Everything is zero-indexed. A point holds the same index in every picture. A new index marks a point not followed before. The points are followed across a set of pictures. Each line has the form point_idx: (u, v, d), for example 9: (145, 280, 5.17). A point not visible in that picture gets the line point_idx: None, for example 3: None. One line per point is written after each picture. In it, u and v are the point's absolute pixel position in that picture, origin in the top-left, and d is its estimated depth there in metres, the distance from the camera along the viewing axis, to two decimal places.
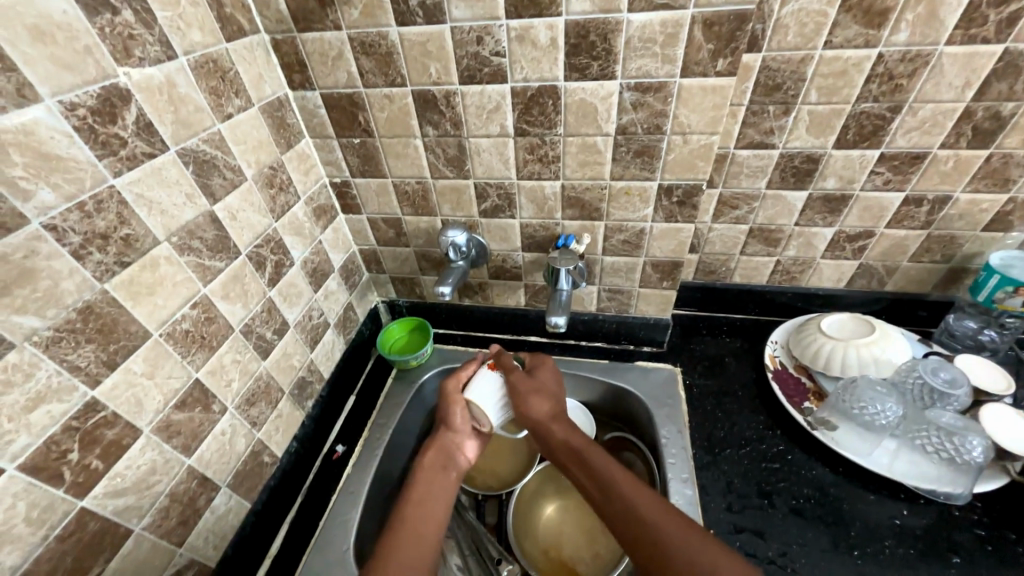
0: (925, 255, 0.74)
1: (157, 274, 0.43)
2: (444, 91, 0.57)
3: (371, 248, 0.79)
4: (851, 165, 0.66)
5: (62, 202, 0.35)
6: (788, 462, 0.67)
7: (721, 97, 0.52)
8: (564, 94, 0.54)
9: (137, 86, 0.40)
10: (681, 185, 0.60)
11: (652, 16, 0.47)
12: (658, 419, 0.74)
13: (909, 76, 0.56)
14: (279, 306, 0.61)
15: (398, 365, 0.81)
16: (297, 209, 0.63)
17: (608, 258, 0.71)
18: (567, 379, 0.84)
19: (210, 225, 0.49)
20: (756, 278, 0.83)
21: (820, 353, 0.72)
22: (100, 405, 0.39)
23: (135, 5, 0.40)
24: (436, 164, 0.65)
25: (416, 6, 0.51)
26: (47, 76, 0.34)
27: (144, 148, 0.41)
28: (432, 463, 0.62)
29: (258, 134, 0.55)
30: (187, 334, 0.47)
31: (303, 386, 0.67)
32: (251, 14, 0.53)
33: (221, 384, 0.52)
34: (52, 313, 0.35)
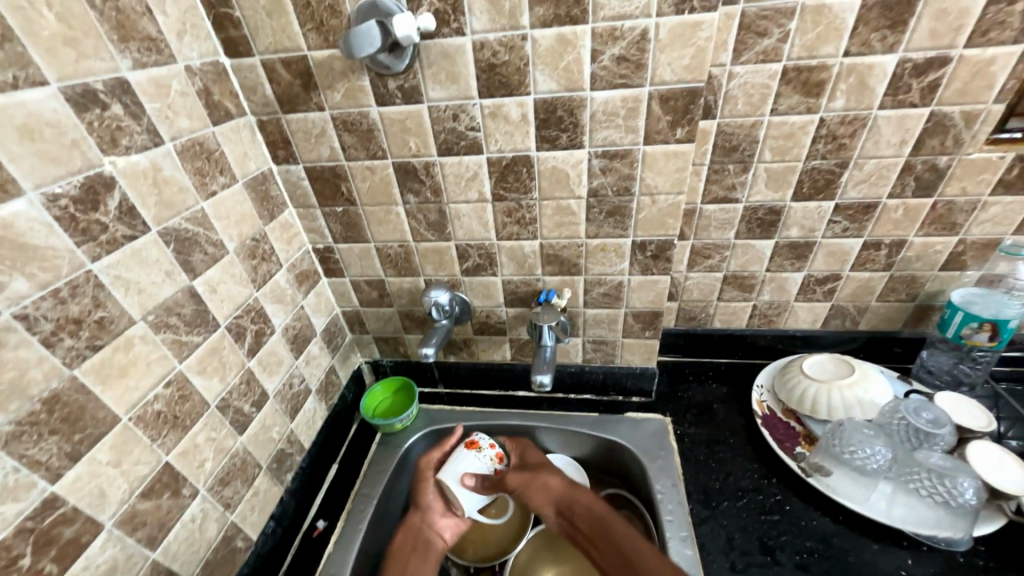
0: (891, 295, 0.77)
1: (131, 354, 0.42)
2: (424, 162, 0.60)
3: (354, 310, 0.79)
4: (810, 216, 0.70)
5: (36, 291, 0.35)
6: (787, 513, 0.65)
7: (682, 161, 0.55)
8: (537, 162, 0.58)
9: (122, 173, 0.42)
10: (653, 240, 0.63)
11: (613, 94, 0.52)
12: (652, 473, 0.72)
13: (850, 136, 0.62)
14: (258, 377, 0.59)
15: (383, 429, 0.79)
16: (279, 277, 0.63)
17: (590, 311, 0.72)
18: (557, 435, 0.82)
19: (189, 300, 0.49)
20: (735, 322, 0.85)
21: (805, 396, 0.72)
22: (59, 500, 0.37)
23: (125, 99, 0.42)
24: (417, 228, 0.67)
25: (395, 89, 0.54)
26: (32, 170, 0.35)
27: (125, 231, 0.42)
28: (400, 545, 0.70)
29: (242, 208, 0.57)
30: (159, 415, 0.45)
31: (282, 458, 0.64)
32: (239, 99, 0.56)
33: (194, 464, 0.49)
34: (16, 406, 0.34)
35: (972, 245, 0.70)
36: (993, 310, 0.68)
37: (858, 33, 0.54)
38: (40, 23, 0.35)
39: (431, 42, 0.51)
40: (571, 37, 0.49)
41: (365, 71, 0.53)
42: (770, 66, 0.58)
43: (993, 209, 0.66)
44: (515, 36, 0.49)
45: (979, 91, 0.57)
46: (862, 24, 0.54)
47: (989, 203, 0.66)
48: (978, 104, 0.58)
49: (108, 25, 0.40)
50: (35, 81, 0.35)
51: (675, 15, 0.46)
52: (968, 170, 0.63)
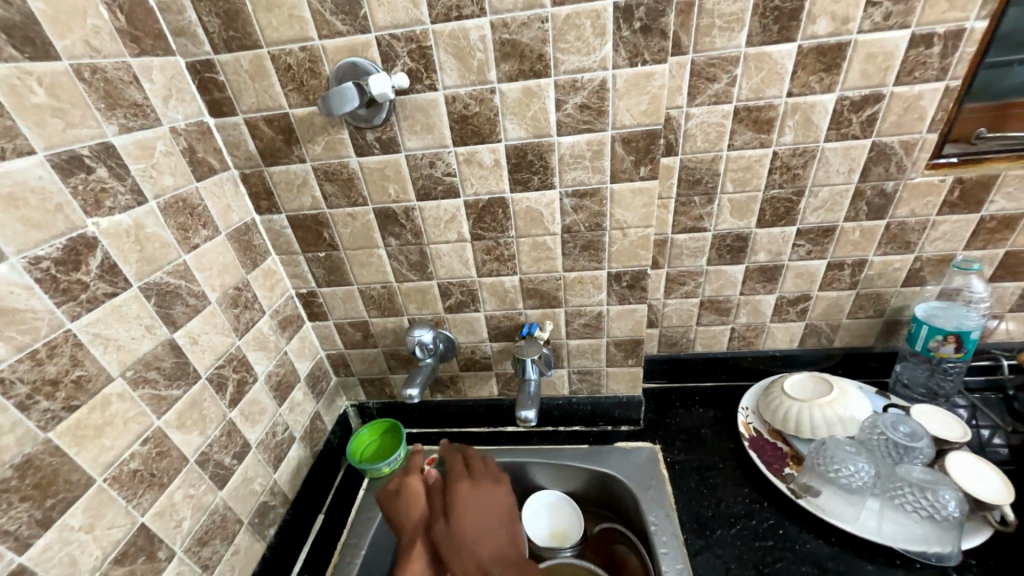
0: (860, 312, 0.80)
1: (107, 413, 0.42)
2: (403, 206, 0.62)
3: (338, 352, 0.79)
4: (775, 241, 0.73)
5: (13, 353, 0.35)
6: (780, 537, 0.65)
7: (648, 196, 0.59)
8: (512, 203, 0.60)
9: (105, 233, 0.43)
10: (628, 271, 0.65)
11: (579, 138, 0.55)
12: (645, 503, 0.71)
13: (803, 166, 0.66)
14: (240, 427, 0.58)
15: (370, 473, 0.77)
16: (262, 324, 0.64)
17: (573, 342, 0.74)
18: (548, 470, 0.81)
19: (170, 353, 0.49)
20: (716, 345, 0.87)
21: (788, 415, 0.74)
22: (27, 572, 0.35)
23: (109, 163, 0.43)
24: (399, 269, 0.68)
25: (373, 141, 0.57)
26: (15, 236, 0.36)
27: (105, 288, 0.42)
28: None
29: (224, 259, 0.58)
30: (136, 474, 0.44)
31: (265, 512, 0.62)
32: (222, 155, 0.58)
33: (171, 524, 0.48)
34: None
35: (927, 261, 0.74)
36: (955, 322, 0.72)
37: (797, 76, 0.60)
38: (29, 97, 0.37)
39: (406, 97, 0.54)
40: (536, 89, 0.52)
41: (345, 125, 0.56)
42: (722, 107, 0.63)
43: (942, 227, 0.71)
44: (484, 90, 0.53)
45: (912, 123, 0.62)
46: (800, 69, 0.59)
47: (938, 222, 0.70)
48: (914, 134, 0.63)
49: (96, 95, 0.42)
50: (22, 151, 0.37)
51: (630, 67, 0.51)
52: (913, 193, 0.68)
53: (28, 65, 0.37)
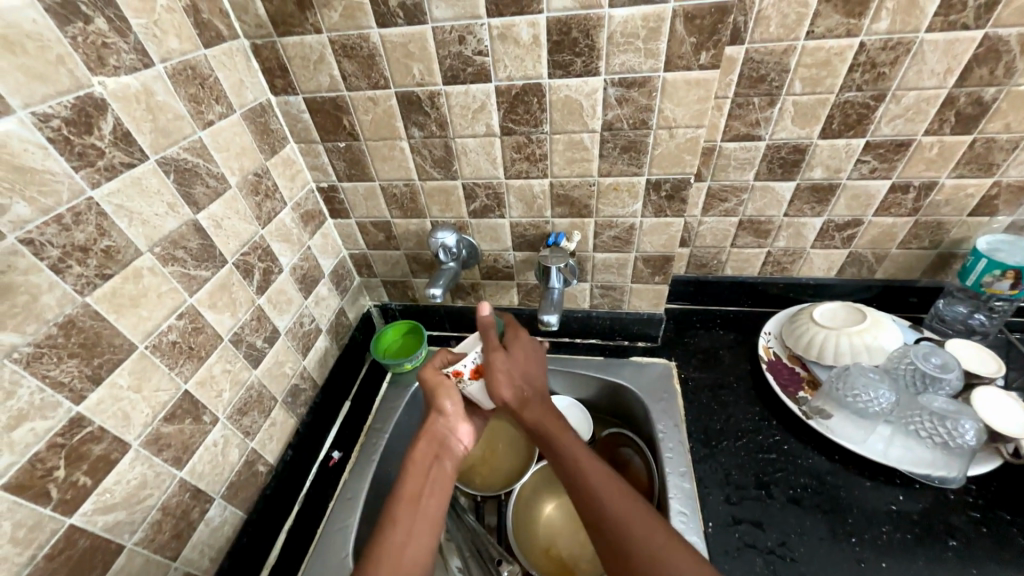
0: (913, 242, 0.74)
1: (141, 285, 0.43)
2: (429, 91, 0.56)
3: (361, 252, 0.78)
4: (837, 155, 0.66)
5: (38, 216, 0.35)
6: (785, 452, 0.67)
7: (705, 90, 0.51)
8: (549, 92, 0.54)
9: (113, 95, 0.40)
10: (669, 179, 0.60)
11: (633, 11, 0.47)
12: (655, 413, 0.74)
13: (891, 64, 0.57)
14: (269, 314, 0.60)
15: (393, 369, 0.81)
16: (284, 215, 0.63)
17: (599, 255, 0.71)
18: (563, 377, 0.84)
19: (195, 233, 0.48)
20: (748, 270, 0.83)
21: (813, 342, 0.72)
22: (86, 420, 0.38)
23: (108, 13, 0.39)
24: (423, 166, 0.64)
25: (396, 7, 0.50)
26: (18, 88, 0.33)
27: (122, 158, 0.41)
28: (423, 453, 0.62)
29: (242, 141, 0.55)
30: (174, 345, 0.46)
31: (296, 393, 0.67)
32: (230, 20, 0.53)
33: (212, 394, 0.51)
34: (33, 329, 0.34)
35: (1007, 188, 0.66)
36: (1020, 257, 0.66)
37: None
38: None
39: None
40: None
41: None
42: None
43: None
44: None
45: None
46: None
47: None
48: None
49: None
50: None
51: None
52: (1015, 103, 0.58)
53: None
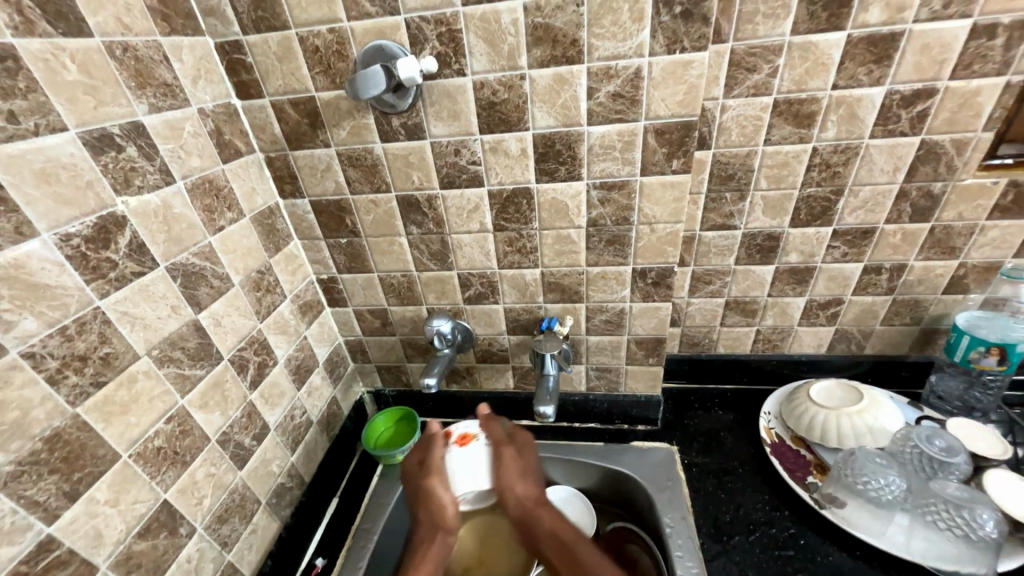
0: (895, 318, 0.77)
1: (133, 390, 0.42)
2: (427, 195, 0.61)
3: (356, 339, 0.79)
4: (809, 242, 0.70)
5: (43, 329, 0.35)
6: (801, 548, 0.63)
7: (679, 191, 0.57)
8: (537, 194, 0.59)
9: (133, 212, 0.43)
10: (653, 268, 0.63)
11: (609, 128, 0.53)
12: (660, 505, 0.70)
13: (844, 164, 0.63)
14: (259, 409, 0.59)
15: (384, 460, 0.78)
16: (283, 308, 0.64)
17: (592, 338, 0.72)
18: (562, 466, 0.80)
19: (194, 333, 0.49)
20: (739, 348, 0.84)
21: (814, 423, 0.71)
22: (55, 543, 0.36)
23: (140, 142, 0.43)
24: (420, 258, 0.68)
25: (399, 126, 0.56)
26: (46, 213, 0.36)
27: (133, 268, 0.43)
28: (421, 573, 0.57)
29: (248, 242, 0.58)
30: (159, 451, 0.45)
31: (282, 493, 0.63)
32: (248, 137, 0.58)
33: (193, 502, 0.49)
34: (17, 446, 0.34)
35: (973, 268, 0.70)
36: (999, 333, 0.68)
37: (845, 67, 0.56)
38: (62, 73, 0.37)
39: (434, 82, 0.53)
40: (568, 76, 0.50)
41: (370, 110, 0.55)
42: (761, 99, 0.59)
43: (991, 232, 0.67)
44: (514, 76, 0.51)
45: (967, 120, 0.58)
46: (848, 59, 0.56)
47: (987, 227, 0.66)
48: (967, 132, 0.59)
49: (127, 73, 0.42)
50: (55, 127, 0.36)
51: (667, 55, 0.48)
52: (963, 195, 0.64)
53: (62, 41, 0.37)
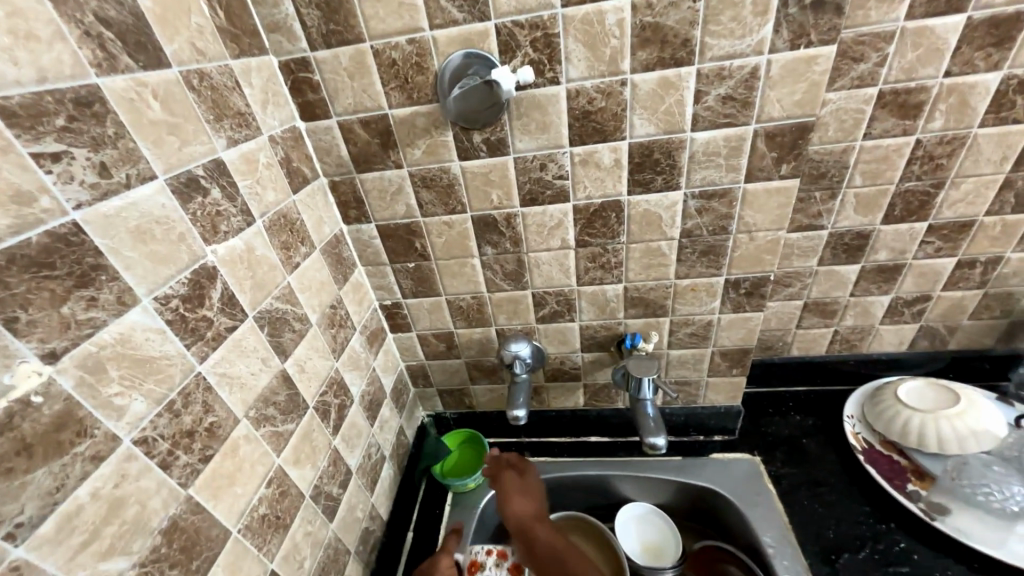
0: (984, 313, 0.73)
1: (237, 458, 0.38)
2: (505, 213, 0.57)
3: (418, 364, 0.75)
4: (901, 238, 0.66)
5: (153, 408, 0.31)
6: (916, 563, 0.60)
7: (785, 197, 0.52)
8: (628, 206, 0.55)
9: (223, 261, 0.38)
10: (748, 278, 0.59)
11: (716, 133, 0.49)
12: (755, 523, 0.67)
13: (948, 156, 0.59)
14: (343, 453, 0.55)
15: (456, 488, 0.75)
16: (354, 341, 0.60)
17: (674, 352, 0.68)
18: (639, 483, 0.77)
19: (283, 385, 0.45)
20: (815, 349, 0.81)
21: (910, 427, 0.67)
22: None
23: (222, 181, 0.39)
24: (493, 279, 0.63)
25: (480, 142, 0.51)
26: (144, 275, 0.31)
27: (226, 323, 0.38)
28: None
29: (321, 276, 0.54)
30: (264, 519, 0.41)
31: (366, 538, 0.60)
32: (312, 162, 0.53)
33: (295, 566, 0.45)
34: (138, 545, 0.29)
35: None
36: None
37: (960, 52, 0.52)
38: (146, 113, 0.32)
39: (523, 93, 0.48)
40: (675, 79, 0.46)
41: (449, 127, 0.51)
42: (865, 91, 0.55)
43: None
44: (614, 82, 0.46)
45: None
46: (965, 44, 0.51)
47: None
48: None
49: (205, 105, 0.37)
50: (144, 176, 0.32)
51: (789, 50, 0.44)
52: None
53: (143, 76, 0.32)
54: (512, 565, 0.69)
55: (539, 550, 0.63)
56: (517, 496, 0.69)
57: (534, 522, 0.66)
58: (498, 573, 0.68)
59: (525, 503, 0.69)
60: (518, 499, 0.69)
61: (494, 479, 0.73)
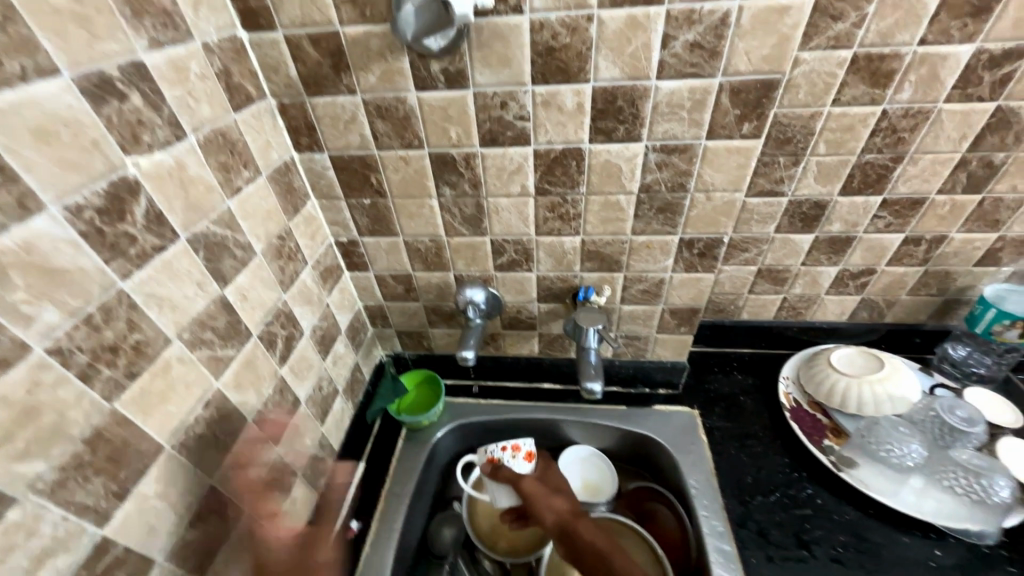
0: (922, 289, 0.77)
1: (169, 378, 0.38)
2: (464, 153, 0.55)
3: (377, 304, 0.75)
4: (855, 210, 0.68)
5: (67, 320, 0.30)
6: (819, 506, 0.66)
7: (744, 157, 0.52)
8: (589, 155, 0.54)
9: (147, 175, 0.36)
10: (702, 238, 0.60)
11: (681, 84, 0.47)
12: (684, 467, 0.72)
13: (911, 129, 0.59)
14: (290, 384, 0.56)
15: (410, 424, 0.77)
16: (305, 275, 0.59)
17: (627, 307, 0.70)
18: (584, 428, 0.82)
19: (222, 311, 0.44)
20: (764, 314, 0.84)
21: (835, 390, 0.73)
22: (111, 543, 0.34)
23: (143, 87, 0.36)
24: (451, 223, 0.62)
25: (438, 72, 0.49)
26: (51, 180, 0.30)
27: (153, 241, 0.37)
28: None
29: (267, 204, 0.52)
30: (201, 438, 0.42)
31: (315, 464, 0.62)
32: (258, 80, 0.50)
33: (237, 483, 0.47)
34: (58, 451, 0.30)
35: (1010, 241, 0.69)
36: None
37: (938, 20, 0.50)
38: None
39: (485, 20, 0.45)
40: (643, 20, 0.44)
41: (405, 52, 0.47)
42: (839, 53, 0.53)
43: None
44: (580, 16, 0.44)
45: None
46: (943, 11, 0.50)
47: None
48: None
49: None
50: (45, 71, 0.29)
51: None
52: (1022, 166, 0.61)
53: None
54: (528, 456, 0.67)
55: (586, 552, 0.56)
56: (552, 493, 0.63)
57: (572, 519, 0.60)
58: (516, 466, 0.66)
59: (550, 501, 0.62)
60: (552, 497, 0.62)
61: (517, 480, 0.64)
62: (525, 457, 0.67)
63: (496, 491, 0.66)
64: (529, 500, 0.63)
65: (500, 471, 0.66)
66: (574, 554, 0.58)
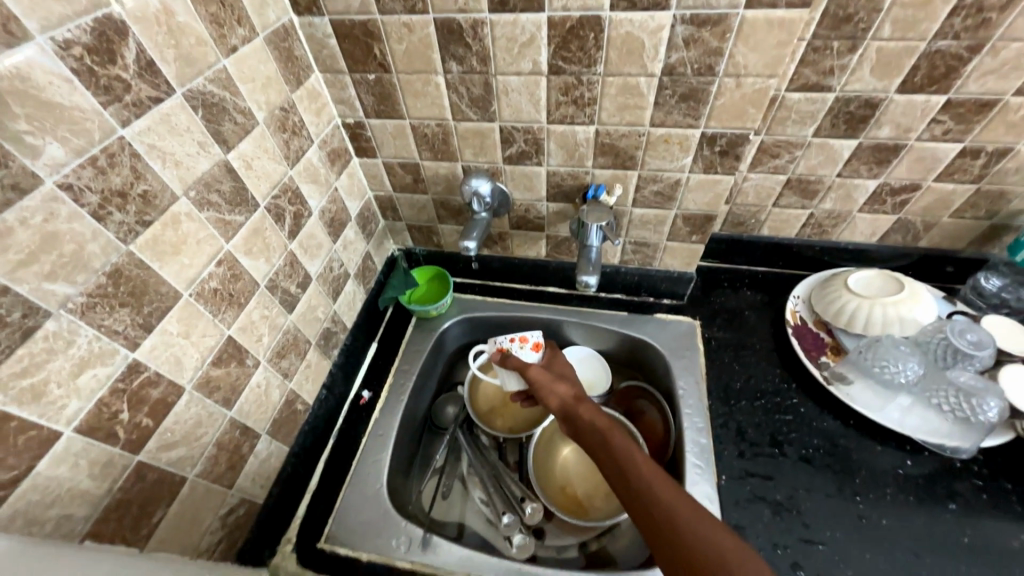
0: (968, 211, 0.71)
1: (180, 231, 0.41)
2: (472, 20, 0.50)
3: (386, 195, 0.76)
4: (911, 112, 0.60)
5: (73, 158, 0.32)
6: (801, 414, 0.69)
7: (786, 33, 0.45)
8: (609, 26, 0.48)
9: (132, 16, 0.35)
10: (726, 133, 0.55)
11: None
12: (675, 370, 0.75)
13: (1000, 8, 0.50)
14: (300, 259, 0.59)
15: (419, 313, 0.82)
16: (311, 153, 0.59)
17: (637, 211, 0.68)
18: (584, 330, 0.84)
19: (226, 175, 0.46)
20: (786, 230, 0.80)
21: (844, 310, 0.71)
22: (142, 365, 0.39)
23: None
24: (458, 105, 0.59)
25: None
26: (33, 7, 0.29)
27: (149, 91, 0.37)
28: None
29: (266, 70, 0.50)
30: (216, 292, 0.46)
31: (329, 336, 0.68)
32: None
33: (253, 338, 0.52)
34: (83, 279, 0.34)
35: None
36: None
37: None
38: None
39: None
40: None
41: None
42: None
43: None
44: None
45: None
46: None
47: None
48: None
49: None
50: None
51: None
52: None
53: None
54: (535, 345, 0.68)
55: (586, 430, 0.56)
56: (557, 379, 0.63)
57: (575, 403, 0.59)
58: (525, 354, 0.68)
59: (554, 385, 0.62)
60: (555, 384, 0.62)
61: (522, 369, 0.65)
62: (533, 347, 0.68)
63: (506, 375, 0.68)
64: (536, 385, 0.64)
65: (510, 358, 0.66)
66: (575, 432, 0.58)
